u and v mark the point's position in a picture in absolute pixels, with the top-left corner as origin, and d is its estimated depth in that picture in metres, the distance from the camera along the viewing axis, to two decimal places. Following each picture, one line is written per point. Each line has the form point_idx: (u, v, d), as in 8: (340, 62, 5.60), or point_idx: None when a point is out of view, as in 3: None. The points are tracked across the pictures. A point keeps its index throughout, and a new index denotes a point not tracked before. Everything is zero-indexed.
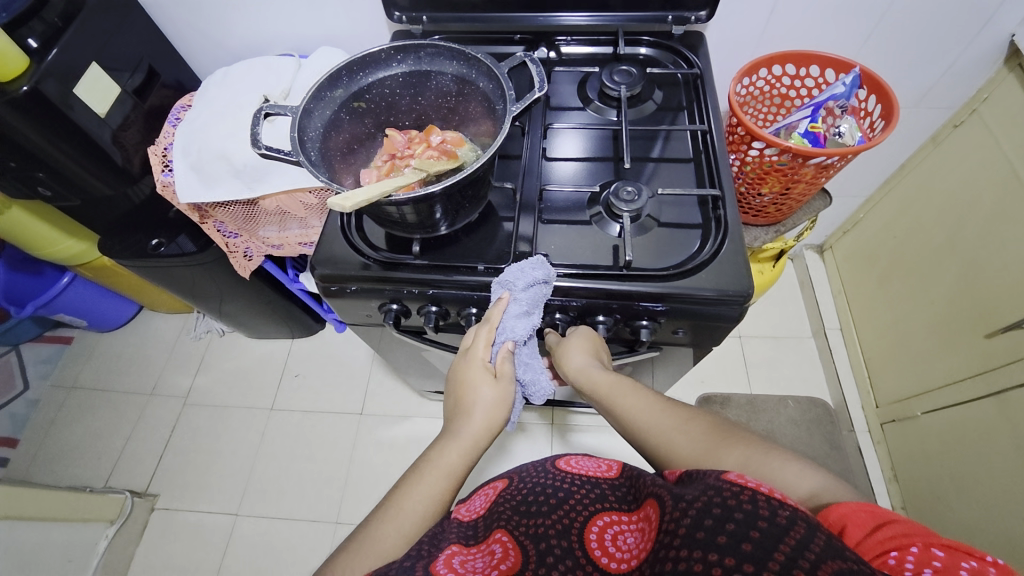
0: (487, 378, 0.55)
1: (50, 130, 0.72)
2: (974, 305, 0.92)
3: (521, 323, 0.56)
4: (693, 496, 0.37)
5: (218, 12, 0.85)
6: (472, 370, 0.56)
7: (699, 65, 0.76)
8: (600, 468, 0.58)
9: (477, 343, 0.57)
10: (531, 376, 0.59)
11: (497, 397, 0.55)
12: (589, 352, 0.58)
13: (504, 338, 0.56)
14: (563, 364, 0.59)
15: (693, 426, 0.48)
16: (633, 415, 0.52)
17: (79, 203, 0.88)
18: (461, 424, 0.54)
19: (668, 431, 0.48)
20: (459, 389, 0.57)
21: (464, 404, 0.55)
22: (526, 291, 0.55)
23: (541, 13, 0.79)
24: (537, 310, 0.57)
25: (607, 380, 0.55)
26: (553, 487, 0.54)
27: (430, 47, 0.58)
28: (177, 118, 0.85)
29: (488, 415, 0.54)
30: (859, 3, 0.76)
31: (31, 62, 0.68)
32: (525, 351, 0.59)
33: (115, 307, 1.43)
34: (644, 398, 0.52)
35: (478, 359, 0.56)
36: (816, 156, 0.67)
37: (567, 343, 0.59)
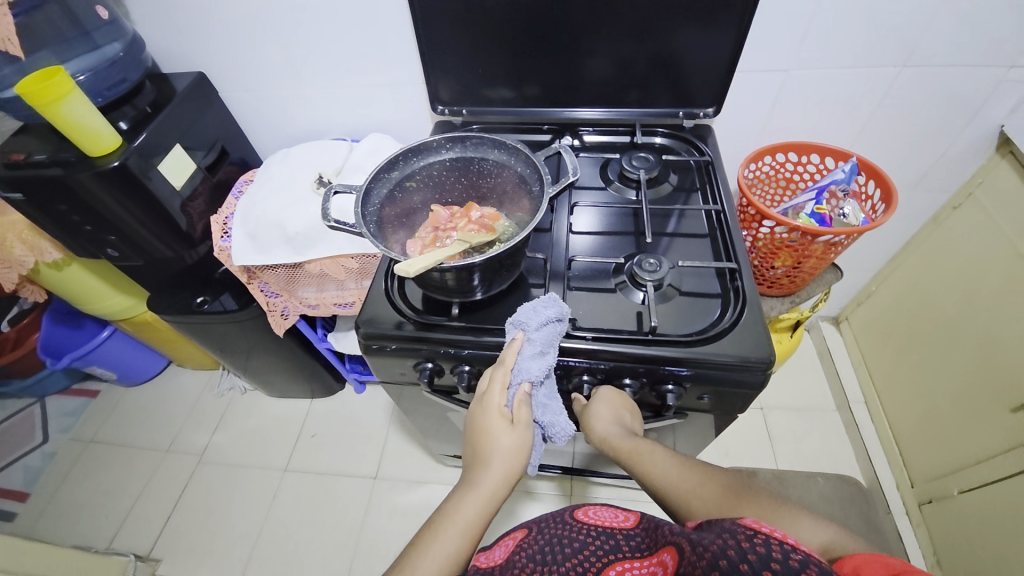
0: (503, 424, 0.57)
1: (129, 199, 0.81)
2: (995, 377, 0.92)
3: (536, 362, 0.57)
4: (709, 541, 0.37)
5: (284, 103, 0.98)
6: (490, 416, 0.57)
7: (709, 153, 0.84)
8: (617, 518, 0.57)
9: (493, 388, 0.58)
10: (549, 418, 0.60)
11: (515, 443, 0.56)
12: (612, 415, 0.60)
13: (520, 380, 0.57)
14: (588, 428, 0.61)
15: (711, 485, 0.50)
16: (654, 477, 0.54)
17: (140, 263, 0.95)
18: (479, 474, 0.55)
19: (687, 490, 0.50)
20: (475, 436, 0.58)
21: (482, 453, 0.56)
22: (540, 330, 0.57)
23: (567, 108, 0.90)
24: (551, 349, 0.59)
25: (628, 443, 0.57)
26: (569, 540, 0.54)
27: (475, 138, 0.67)
28: (239, 190, 0.95)
29: (507, 462, 0.56)
30: (851, 102, 0.85)
31: (123, 141, 0.78)
32: (541, 392, 0.60)
33: (145, 361, 1.48)
34: (666, 458, 0.54)
35: (494, 404, 0.57)
36: (824, 234, 0.72)
37: (591, 406, 0.62)
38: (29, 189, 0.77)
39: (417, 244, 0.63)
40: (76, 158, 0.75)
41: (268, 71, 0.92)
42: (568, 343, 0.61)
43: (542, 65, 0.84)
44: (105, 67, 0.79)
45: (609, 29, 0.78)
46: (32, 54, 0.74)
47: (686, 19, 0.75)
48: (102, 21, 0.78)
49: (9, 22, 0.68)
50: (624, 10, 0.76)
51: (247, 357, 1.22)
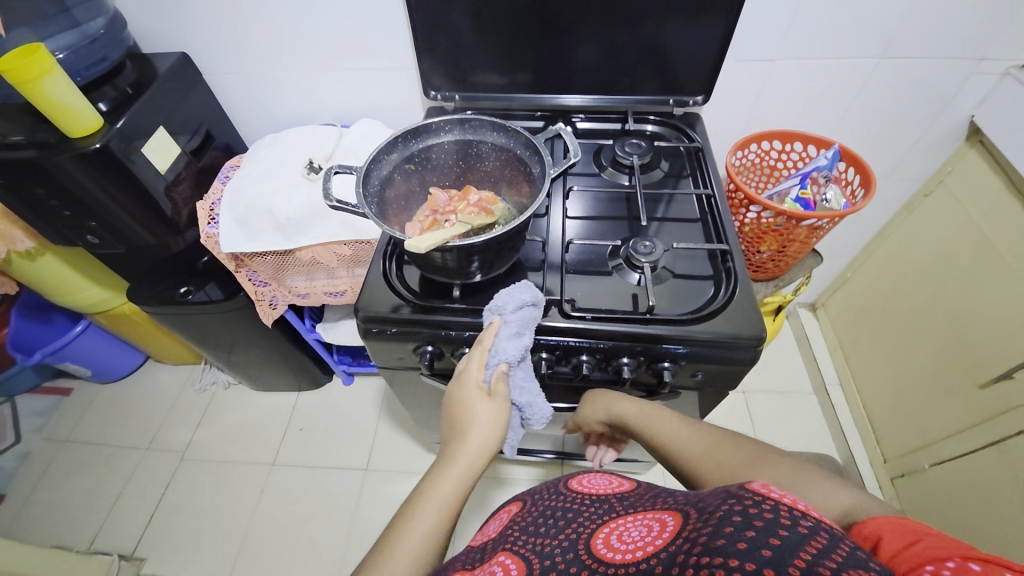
0: (481, 398, 0.58)
1: (113, 184, 0.78)
2: (961, 356, 0.98)
3: (513, 344, 0.59)
4: (715, 506, 0.39)
5: (271, 86, 0.96)
6: (467, 391, 0.58)
7: (699, 139, 0.86)
8: (611, 485, 0.58)
9: (471, 365, 0.59)
10: (527, 399, 0.62)
11: (492, 419, 0.57)
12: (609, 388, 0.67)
13: (497, 360, 0.59)
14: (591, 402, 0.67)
15: (716, 443, 0.52)
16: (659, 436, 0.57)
17: (122, 251, 0.92)
18: (460, 442, 0.56)
19: (691, 448, 0.53)
20: (455, 409, 0.59)
21: (462, 423, 0.57)
22: (516, 313, 0.59)
23: (560, 95, 0.91)
24: (527, 332, 0.60)
25: (636, 408, 0.61)
26: (563, 510, 0.54)
27: (474, 120, 0.67)
28: (226, 176, 0.92)
29: (484, 435, 0.57)
30: (832, 92, 0.89)
31: (105, 123, 0.75)
32: (519, 373, 0.62)
33: (122, 357, 1.43)
34: (676, 420, 0.58)
35: (472, 380, 0.59)
36: (809, 218, 0.75)
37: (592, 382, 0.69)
38: (2, 171, 0.73)
39: (417, 226, 0.64)
40: (55, 139, 0.72)
41: (255, 54, 0.90)
42: (568, 325, 0.62)
43: (536, 51, 0.85)
44: (84, 45, 0.75)
45: (603, 16, 0.79)
46: (12, 31, 0.73)
47: (679, 7, 0.77)
48: None
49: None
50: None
51: (232, 349, 1.19)
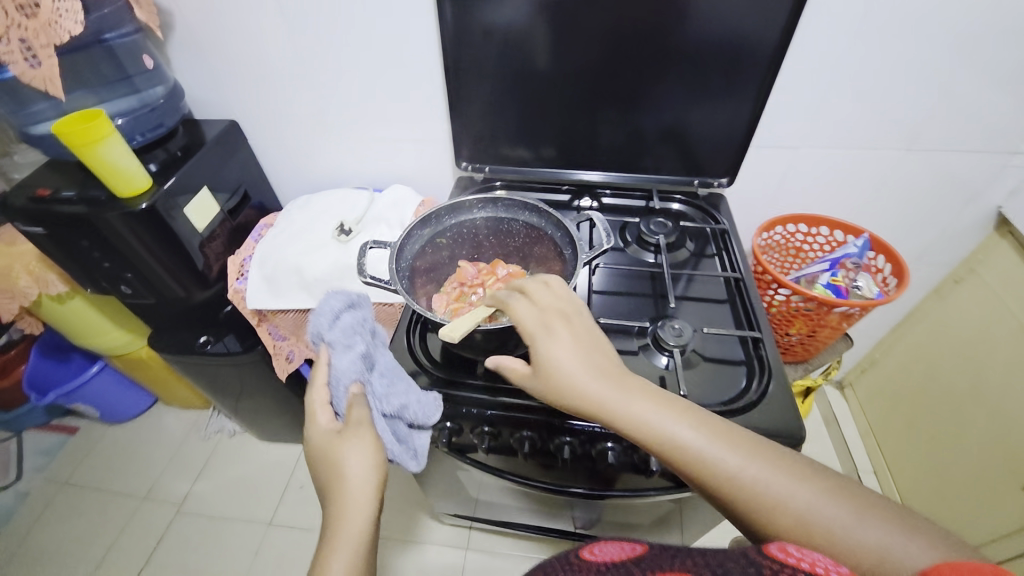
0: (338, 440, 0.53)
1: (155, 239, 0.80)
2: (1004, 452, 0.93)
3: (345, 358, 0.54)
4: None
5: (312, 153, 1.01)
6: (325, 438, 0.53)
7: (725, 222, 0.87)
8: None
9: (318, 409, 0.55)
10: (400, 401, 0.57)
11: (360, 453, 0.53)
12: (599, 372, 0.51)
13: (339, 385, 0.54)
14: (563, 388, 0.51)
15: (811, 484, 0.43)
16: (707, 463, 0.46)
17: (151, 301, 0.92)
18: (340, 496, 0.51)
19: (765, 486, 0.44)
20: (319, 465, 0.53)
21: (333, 477, 0.52)
22: (335, 329, 0.56)
23: (587, 172, 0.94)
24: (360, 338, 0.56)
25: (691, 434, 0.47)
26: None
27: (507, 200, 0.68)
28: (259, 234, 0.95)
29: (362, 475, 0.52)
30: (857, 180, 0.90)
31: (152, 184, 0.78)
32: (379, 381, 0.57)
33: (132, 399, 1.42)
34: (748, 452, 0.46)
35: (325, 424, 0.54)
36: (840, 305, 0.74)
37: (559, 352, 0.51)
38: (50, 223, 0.76)
39: (445, 301, 0.64)
40: (105, 197, 0.76)
41: (300, 123, 0.96)
42: None
43: (565, 130, 0.88)
44: (144, 111, 0.81)
45: (631, 101, 0.83)
46: (71, 93, 0.75)
47: (705, 95, 0.80)
48: (145, 67, 0.79)
49: (55, 63, 0.64)
50: (646, 85, 0.81)
51: (240, 398, 1.18)
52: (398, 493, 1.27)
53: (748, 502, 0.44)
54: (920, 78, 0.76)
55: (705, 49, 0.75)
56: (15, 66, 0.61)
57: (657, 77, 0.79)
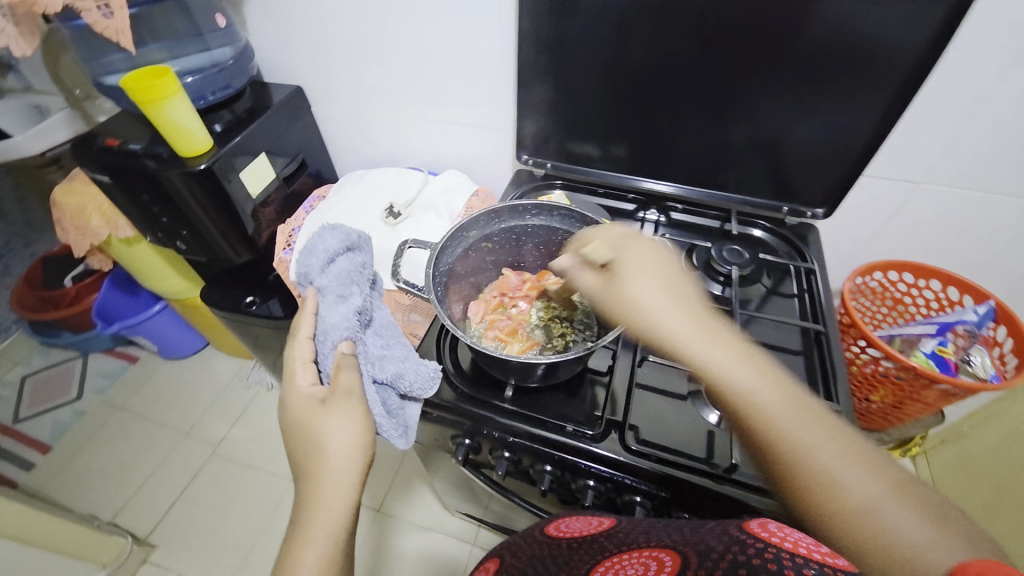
0: (320, 410, 0.50)
1: (210, 198, 0.80)
2: None
3: (334, 309, 0.54)
4: (719, 552, 0.37)
5: (373, 129, 0.98)
6: (306, 408, 0.51)
7: (814, 260, 0.75)
8: (591, 524, 0.52)
9: (299, 367, 0.54)
10: (393, 368, 0.56)
11: (344, 424, 0.50)
12: (674, 300, 0.46)
13: (326, 340, 0.53)
14: (626, 306, 0.46)
15: (882, 480, 0.36)
16: (766, 412, 0.40)
17: (203, 259, 0.94)
18: (315, 472, 0.48)
19: (825, 460, 0.38)
20: (297, 435, 0.50)
21: (309, 453, 0.49)
22: (325, 276, 0.56)
23: (659, 181, 0.85)
24: (351, 290, 0.57)
25: (767, 381, 0.42)
26: (548, 562, 0.50)
27: (565, 209, 0.60)
28: (311, 205, 0.94)
29: (342, 448, 0.49)
30: (988, 232, 0.75)
31: (213, 145, 0.77)
32: (372, 343, 0.57)
33: (186, 340, 1.49)
34: (822, 426, 0.39)
35: (305, 388, 0.52)
36: (942, 382, 0.62)
37: (632, 274, 0.47)
38: (116, 173, 0.78)
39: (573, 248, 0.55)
40: (168, 155, 0.76)
41: (362, 95, 0.92)
42: (629, 460, 0.53)
43: (643, 130, 0.79)
44: (212, 71, 0.80)
45: (722, 107, 0.73)
46: (143, 47, 0.75)
47: (816, 109, 0.68)
48: (218, 26, 0.78)
49: (125, 14, 0.63)
50: (745, 90, 0.70)
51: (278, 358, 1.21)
52: (414, 475, 1.27)
53: (792, 466, 0.38)
54: None
55: (826, 54, 0.63)
56: (89, 16, 0.62)
57: (761, 82, 0.68)
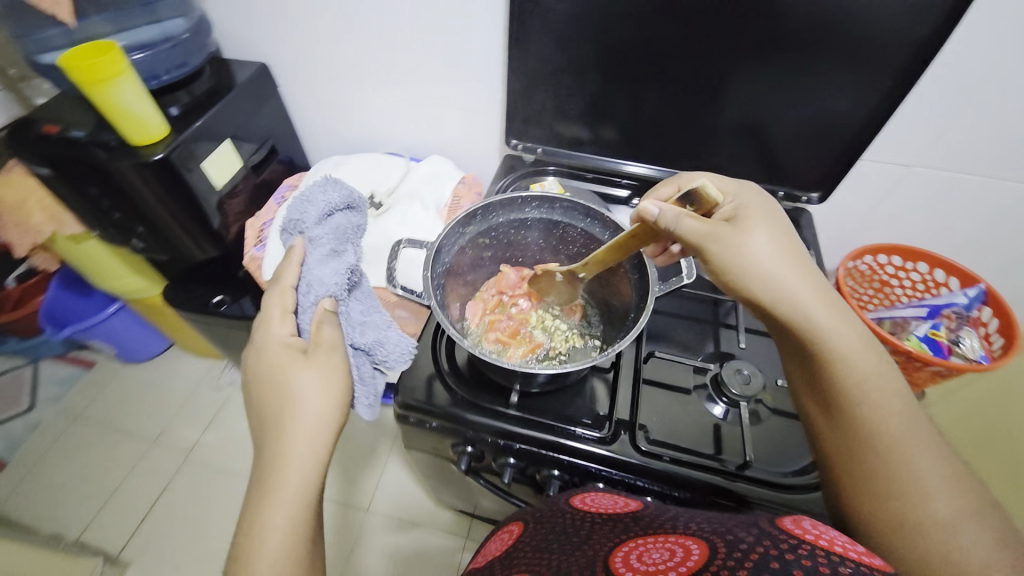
0: (298, 360, 0.47)
1: (169, 190, 0.72)
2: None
3: (326, 264, 0.51)
4: (748, 544, 0.33)
5: (346, 110, 0.91)
6: (280, 354, 0.47)
7: (810, 246, 0.75)
8: (618, 504, 0.49)
9: (275, 315, 0.49)
10: (373, 335, 0.53)
11: (321, 375, 0.47)
12: (799, 273, 0.45)
13: (313, 294, 0.49)
14: (751, 274, 0.44)
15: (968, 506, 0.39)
16: (872, 402, 0.42)
17: (164, 258, 0.86)
18: (285, 428, 0.45)
19: (919, 464, 0.41)
20: (265, 382, 0.47)
21: (281, 404, 0.46)
22: (320, 227, 0.52)
23: (652, 165, 0.83)
24: (344, 246, 0.53)
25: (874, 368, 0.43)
26: (573, 529, 0.45)
27: (567, 201, 0.56)
28: (283, 196, 0.87)
29: (317, 401, 0.46)
30: (971, 212, 0.76)
31: (169, 130, 0.70)
32: (354, 307, 0.54)
33: (147, 341, 1.38)
34: (914, 427, 0.42)
35: (281, 336, 0.49)
36: (935, 364, 0.63)
37: (752, 240, 0.45)
38: (57, 165, 0.69)
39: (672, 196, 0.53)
40: (116, 143, 0.67)
41: (334, 73, 0.85)
42: (642, 462, 0.52)
43: (639, 112, 0.76)
44: (166, 48, 0.70)
45: (719, 89, 0.70)
46: (84, 19, 0.66)
47: (818, 90, 0.66)
48: None
49: None
50: (744, 72, 0.67)
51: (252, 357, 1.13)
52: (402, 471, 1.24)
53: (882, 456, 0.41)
54: None
55: (825, 35, 0.61)
56: None
57: (757, 62, 0.66)
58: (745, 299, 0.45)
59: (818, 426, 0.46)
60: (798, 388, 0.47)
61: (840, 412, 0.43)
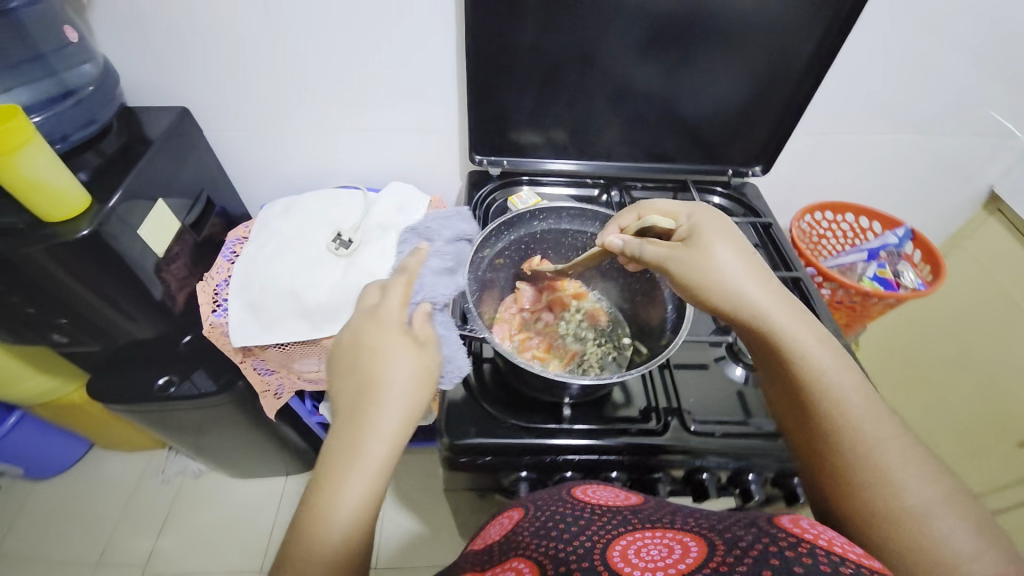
0: (410, 347, 0.45)
1: (99, 270, 0.60)
2: (997, 414, 0.96)
3: (442, 280, 0.54)
4: (748, 542, 0.33)
5: (285, 146, 0.83)
6: (377, 333, 0.45)
7: (769, 215, 0.83)
8: (620, 498, 0.47)
9: (390, 297, 0.47)
10: (449, 350, 0.50)
11: (419, 368, 0.44)
12: (754, 279, 0.48)
13: (421, 298, 0.51)
14: (709, 288, 0.48)
15: (944, 495, 0.39)
16: (835, 394, 0.44)
17: (97, 348, 0.72)
18: (368, 413, 0.41)
19: (885, 454, 0.41)
20: (352, 352, 0.45)
21: (369, 378, 0.43)
22: (446, 246, 0.59)
23: (613, 162, 0.86)
24: (459, 269, 0.57)
25: (833, 365, 0.45)
26: (573, 516, 0.42)
27: (573, 209, 0.60)
28: (233, 251, 0.77)
29: (407, 392, 0.43)
30: (877, 164, 0.89)
31: (93, 199, 0.59)
32: (442, 318, 0.52)
33: (62, 448, 1.15)
34: (882, 422, 0.43)
35: (391, 319, 0.46)
36: (889, 297, 0.73)
37: (707, 252, 0.49)
38: None
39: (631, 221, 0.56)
40: (25, 223, 0.56)
41: (266, 107, 0.77)
42: (697, 443, 0.54)
43: (594, 114, 0.79)
44: (71, 107, 0.60)
45: (665, 85, 0.75)
46: None
47: (751, 72, 0.73)
48: (64, 42, 0.59)
49: None
50: (685, 67, 0.73)
51: (200, 434, 0.97)
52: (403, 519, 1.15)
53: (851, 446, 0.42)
54: (941, 65, 0.75)
55: (752, 25, 0.68)
56: None
57: (696, 54, 0.71)
58: (705, 306, 0.49)
59: (787, 421, 0.47)
60: (766, 389, 0.49)
61: (806, 406, 0.45)
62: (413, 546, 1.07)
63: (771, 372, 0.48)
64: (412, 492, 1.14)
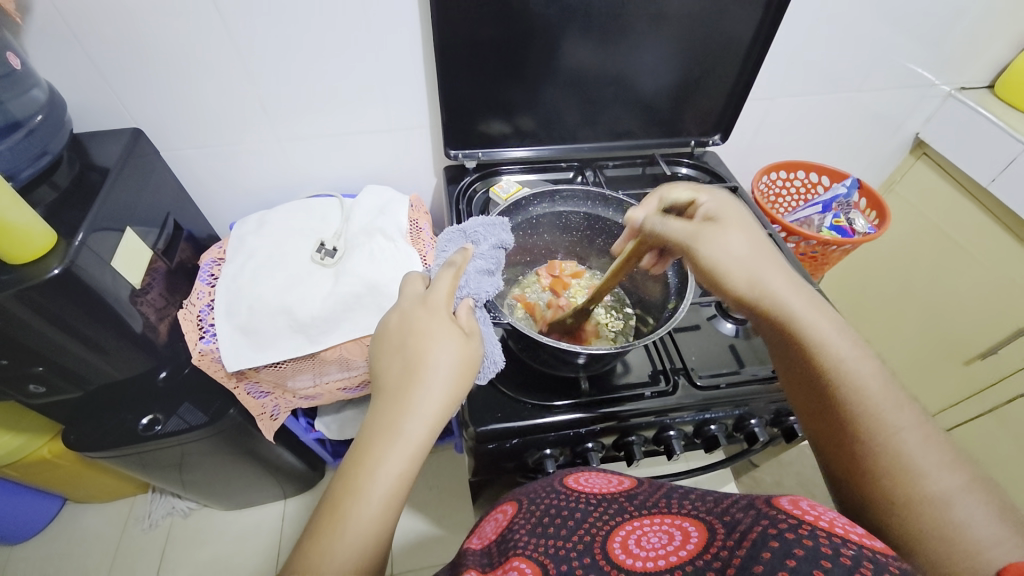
0: (459, 338, 0.46)
1: (72, 311, 0.56)
2: (942, 339, 1.09)
3: (484, 281, 0.55)
4: (747, 526, 0.33)
5: (249, 160, 0.80)
6: (424, 317, 0.47)
7: (732, 180, 0.89)
8: (612, 483, 0.48)
9: (441, 284, 0.50)
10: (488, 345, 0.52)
11: (462, 356, 0.45)
12: (767, 261, 0.51)
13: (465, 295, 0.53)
14: (723, 269, 0.51)
15: (964, 473, 0.38)
16: (856, 378, 0.43)
17: (76, 395, 0.68)
18: (408, 395, 0.43)
19: (904, 442, 0.40)
20: (400, 333, 0.47)
21: (408, 360, 0.45)
22: (490, 250, 0.58)
23: (583, 143, 0.89)
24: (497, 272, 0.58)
25: (851, 350, 0.45)
26: (570, 509, 0.43)
27: (566, 191, 0.66)
28: (211, 274, 0.74)
29: (449, 377, 0.44)
30: (818, 123, 0.97)
31: (57, 237, 0.55)
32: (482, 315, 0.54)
33: (32, 509, 1.07)
34: (905, 410, 0.41)
35: (440, 305, 0.48)
36: (845, 243, 0.80)
37: (722, 237, 0.52)
38: None
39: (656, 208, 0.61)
40: None
41: (224, 122, 0.74)
42: (705, 397, 0.58)
43: (560, 98, 0.81)
44: (21, 139, 0.56)
45: (625, 65, 0.78)
46: None
47: (702, 47, 0.77)
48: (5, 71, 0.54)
49: None
50: (643, 47, 0.76)
51: (184, 471, 0.92)
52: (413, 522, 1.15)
53: (860, 413, 0.42)
54: (867, 28, 0.82)
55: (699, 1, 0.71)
56: None
57: (652, 33, 0.74)
58: (723, 287, 0.51)
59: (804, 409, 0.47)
60: (782, 378, 0.49)
61: (818, 380, 0.45)
62: (429, 544, 1.08)
63: (777, 345, 0.49)
64: (421, 492, 1.15)
